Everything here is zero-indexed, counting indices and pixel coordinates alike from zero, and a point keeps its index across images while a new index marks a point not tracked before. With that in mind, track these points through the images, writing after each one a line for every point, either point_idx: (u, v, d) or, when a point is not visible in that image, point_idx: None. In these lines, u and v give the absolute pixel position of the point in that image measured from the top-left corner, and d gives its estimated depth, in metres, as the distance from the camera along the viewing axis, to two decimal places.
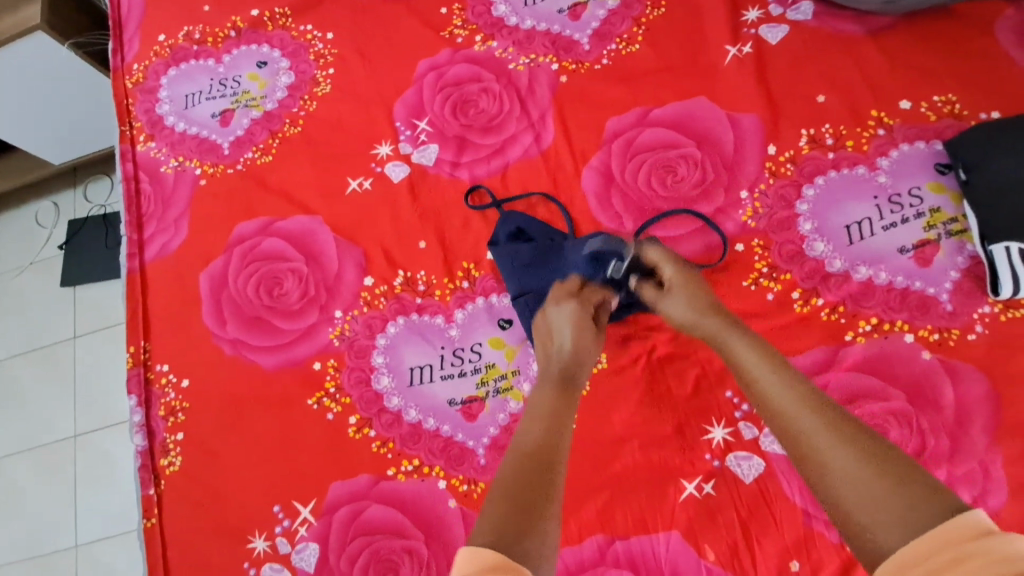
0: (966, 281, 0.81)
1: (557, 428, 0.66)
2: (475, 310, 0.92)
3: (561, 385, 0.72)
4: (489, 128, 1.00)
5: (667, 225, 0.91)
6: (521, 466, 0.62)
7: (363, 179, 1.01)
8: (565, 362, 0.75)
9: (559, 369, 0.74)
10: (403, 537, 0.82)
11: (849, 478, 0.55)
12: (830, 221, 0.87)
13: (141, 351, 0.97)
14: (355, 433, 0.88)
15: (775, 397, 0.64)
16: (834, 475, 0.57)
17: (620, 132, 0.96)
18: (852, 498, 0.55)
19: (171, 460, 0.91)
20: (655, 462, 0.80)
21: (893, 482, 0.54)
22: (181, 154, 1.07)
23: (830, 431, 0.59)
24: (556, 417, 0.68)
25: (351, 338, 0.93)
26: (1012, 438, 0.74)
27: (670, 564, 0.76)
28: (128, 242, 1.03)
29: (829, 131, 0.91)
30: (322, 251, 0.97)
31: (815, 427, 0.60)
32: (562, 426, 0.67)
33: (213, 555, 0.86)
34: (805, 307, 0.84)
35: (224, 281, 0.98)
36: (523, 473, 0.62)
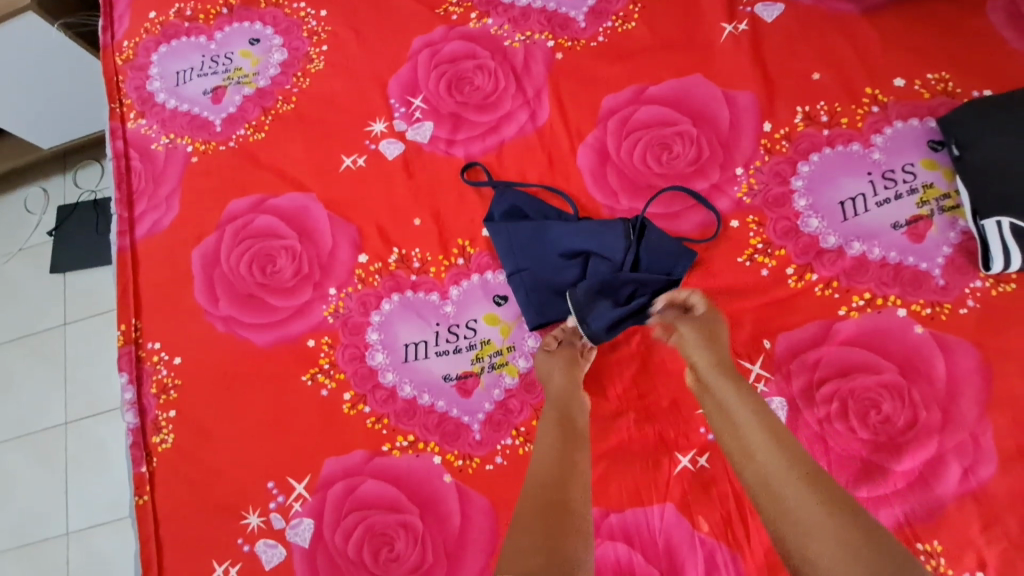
0: (958, 257, 0.82)
1: (563, 468, 0.70)
2: (470, 286, 0.91)
3: (568, 425, 0.76)
4: (484, 105, 0.99)
5: (662, 202, 0.91)
6: (543, 505, 0.66)
7: (357, 156, 1.00)
8: (569, 403, 0.78)
9: (564, 409, 0.77)
10: (398, 512, 0.82)
11: (812, 522, 0.60)
12: (824, 198, 0.87)
13: (132, 329, 0.96)
14: (350, 409, 0.88)
15: (758, 441, 0.68)
16: (793, 516, 0.62)
17: (615, 110, 0.96)
18: (810, 536, 0.60)
19: (163, 438, 0.91)
20: (650, 436, 0.81)
21: (853, 533, 0.58)
22: (172, 131, 1.06)
23: (805, 479, 0.64)
24: (570, 459, 0.72)
25: (345, 315, 0.92)
26: (1001, 409, 0.75)
27: (665, 536, 0.77)
28: (118, 219, 1.02)
29: (824, 108, 0.91)
30: (316, 228, 0.97)
31: (788, 475, 0.65)
32: (576, 467, 0.71)
33: (206, 532, 0.86)
34: (799, 283, 0.84)
35: (216, 259, 0.97)
36: (545, 509, 0.66)
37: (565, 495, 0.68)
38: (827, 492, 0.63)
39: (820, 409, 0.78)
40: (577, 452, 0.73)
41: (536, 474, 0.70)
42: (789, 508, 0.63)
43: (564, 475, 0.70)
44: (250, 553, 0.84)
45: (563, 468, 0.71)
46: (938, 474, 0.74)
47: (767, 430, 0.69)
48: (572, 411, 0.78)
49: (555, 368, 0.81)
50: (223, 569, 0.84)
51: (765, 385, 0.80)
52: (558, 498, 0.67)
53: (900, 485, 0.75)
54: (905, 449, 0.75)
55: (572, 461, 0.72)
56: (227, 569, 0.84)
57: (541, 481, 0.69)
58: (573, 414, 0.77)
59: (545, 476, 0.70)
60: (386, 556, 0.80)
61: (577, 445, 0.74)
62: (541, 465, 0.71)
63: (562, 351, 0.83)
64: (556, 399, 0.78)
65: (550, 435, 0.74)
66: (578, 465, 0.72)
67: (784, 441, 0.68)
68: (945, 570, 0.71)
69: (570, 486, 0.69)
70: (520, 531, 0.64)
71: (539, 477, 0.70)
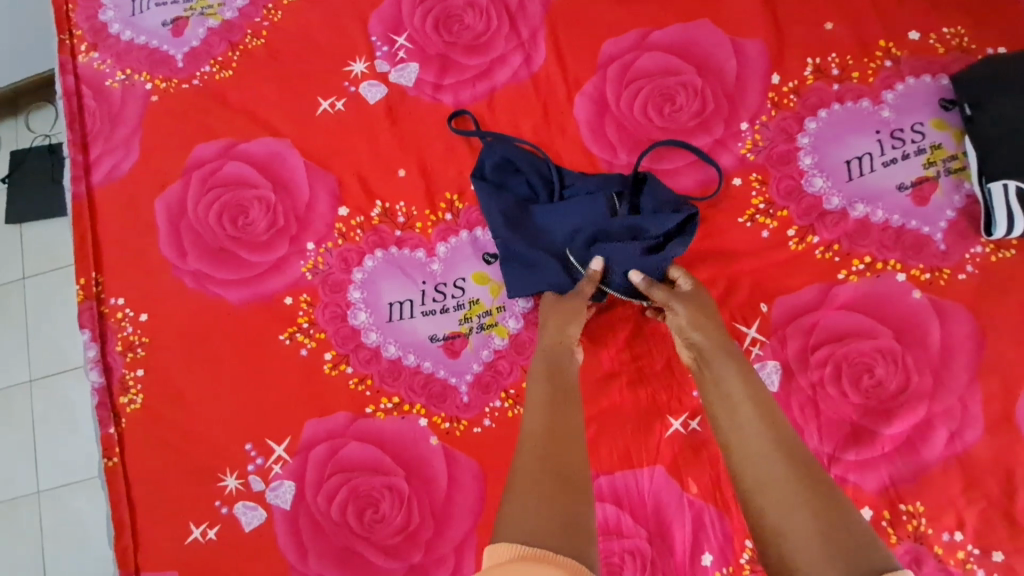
0: (962, 221, 0.80)
1: (555, 426, 0.65)
2: (459, 243, 0.86)
3: (560, 384, 0.71)
4: (475, 47, 0.92)
5: (662, 158, 0.86)
6: (543, 469, 0.61)
7: (336, 100, 0.92)
8: (563, 364, 0.73)
9: (555, 369, 0.72)
10: (382, 474, 0.80)
11: (790, 514, 0.56)
12: (830, 156, 0.83)
13: (93, 284, 0.89)
14: (331, 369, 0.84)
15: (750, 427, 0.64)
16: (769, 507, 0.58)
17: (616, 56, 0.89)
18: (782, 528, 0.56)
19: (132, 399, 0.86)
20: (642, 399, 0.79)
21: (835, 525, 0.54)
22: (129, 66, 0.96)
23: (789, 469, 0.59)
24: (563, 420, 0.66)
25: (325, 272, 0.87)
26: (991, 375, 0.75)
27: (654, 497, 0.76)
28: (72, 163, 0.93)
29: (836, 61, 0.86)
30: (292, 178, 0.90)
31: (774, 465, 0.60)
32: (569, 427, 0.66)
33: (182, 494, 0.83)
34: (800, 245, 0.81)
35: (183, 209, 0.90)
36: (545, 471, 0.60)
37: (565, 457, 0.62)
38: (815, 484, 0.57)
39: (814, 372, 0.77)
40: (570, 412, 0.68)
41: (526, 436, 0.65)
42: (768, 500, 0.58)
43: (559, 436, 0.64)
44: (229, 515, 0.81)
45: (557, 428, 0.65)
46: (925, 438, 0.75)
47: (764, 419, 0.64)
48: (564, 373, 0.72)
49: (556, 324, 0.76)
50: (200, 531, 0.81)
51: (760, 349, 0.79)
52: (558, 461, 0.62)
53: (888, 449, 0.75)
54: (895, 413, 0.75)
55: (566, 422, 0.66)
56: (205, 531, 0.81)
57: (533, 444, 0.63)
58: (567, 375, 0.72)
59: (537, 439, 0.64)
60: (371, 518, 0.78)
61: (570, 406, 0.69)
62: (532, 428, 0.66)
63: (571, 301, 0.77)
64: (546, 361, 0.73)
65: (539, 397, 0.69)
66: (574, 426, 0.66)
67: (783, 429, 0.63)
68: (925, 529, 0.73)
69: (567, 447, 0.63)
70: (520, 496, 0.58)
71: (530, 440, 0.64)
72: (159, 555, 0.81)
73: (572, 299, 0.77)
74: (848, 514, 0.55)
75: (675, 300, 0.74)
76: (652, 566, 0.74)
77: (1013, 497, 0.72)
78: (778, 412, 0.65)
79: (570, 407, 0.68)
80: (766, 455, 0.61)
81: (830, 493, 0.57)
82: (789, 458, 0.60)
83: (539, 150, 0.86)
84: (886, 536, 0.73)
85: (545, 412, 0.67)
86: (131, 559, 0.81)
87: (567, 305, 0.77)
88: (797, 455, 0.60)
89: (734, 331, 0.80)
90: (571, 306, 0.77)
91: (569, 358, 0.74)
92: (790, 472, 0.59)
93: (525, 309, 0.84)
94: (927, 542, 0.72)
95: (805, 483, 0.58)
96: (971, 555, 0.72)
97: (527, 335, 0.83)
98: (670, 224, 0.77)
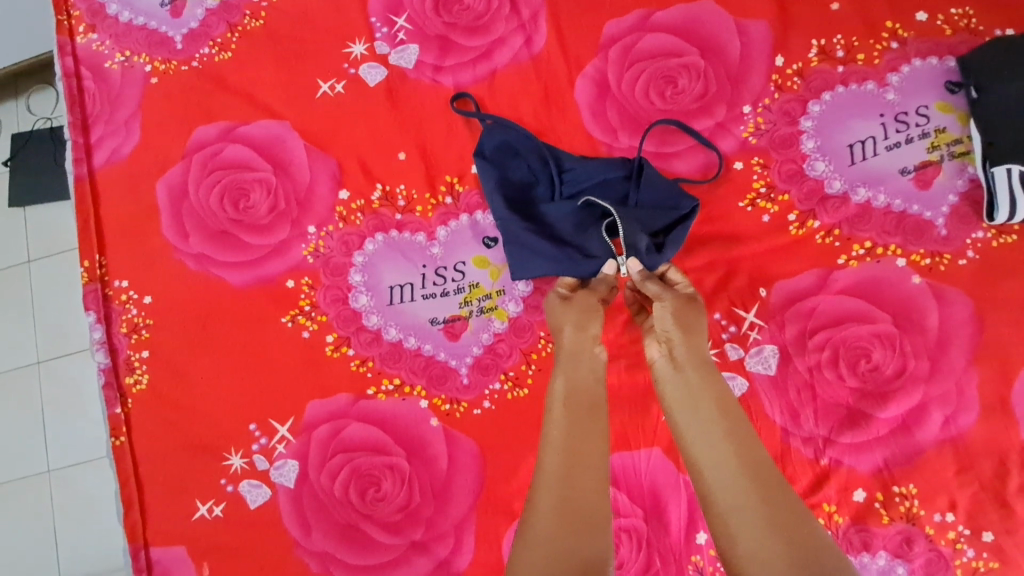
0: (964, 206, 0.80)
1: (573, 452, 0.64)
2: (459, 227, 0.87)
3: (580, 402, 0.68)
4: (475, 28, 0.91)
5: (663, 141, 0.85)
6: (558, 510, 0.61)
7: (336, 82, 0.91)
8: (581, 375, 0.70)
9: (575, 385, 0.70)
10: (384, 454, 0.81)
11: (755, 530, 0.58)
12: (833, 140, 0.83)
13: (97, 266, 0.90)
14: (333, 351, 0.85)
15: (719, 439, 0.64)
16: (735, 521, 0.59)
17: (618, 38, 0.88)
18: (749, 542, 0.58)
19: (138, 379, 0.87)
20: (640, 381, 0.80)
21: (795, 540, 0.57)
22: (127, 47, 0.95)
23: (754, 483, 0.61)
24: (583, 450, 0.65)
25: (326, 256, 0.87)
26: (988, 360, 0.76)
27: (650, 479, 0.78)
28: (73, 146, 0.93)
29: (841, 42, 0.85)
30: (292, 161, 0.90)
31: (743, 482, 0.61)
32: (587, 458, 0.64)
33: (188, 472, 0.85)
34: (801, 230, 0.81)
35: (184, 192, 0.90)
36: (562, 511, 0.61)
37: (582, 496, 0.62)
38: (779, 500, 0.60)
39: (811, 356, 0.78)
40: (593, 439, 0.66)
41: (544, 469, 0.64)
42: (736, 515, 0.59)
43: (576, 471, 0.63)
44: (234, 493, 0.83)
45: (575, 461, 0.64)
46: (920, 421, 0.75)
47: (730, 431, 0.64)
48: (585, 386, 0.70)
49: (574, 326, 0.73)
50: (207, 508, 0.83)
51: (758, 333, 0.79)
52: (573, 500, 0.62)
53: (883, 432, 0.76)
54: (892, 397, 0.76)
55: (588, 453, 0.65)
56: (211, 508, 0.83)
57: (551, 480, 0.63)
58: (589, 387, 0.70)
59: (554, 474, 0.63)
60: (373, 496, 0.80)
61: (593, 431, 0.67)
62: (549, 459, 0.64)
63: (585, 298, 0.75)
64: (565, 375, 0.70)
65: (561, 420, 0.67)
66: (598, 459, 0.65)
67: (749, 443, 0.64)
68: (917, 510, 0.74)
69: (585, 482, 0.63)
70: (533, 539, 0.60)
71: (548, 474, 0.63)
72: (167, 531, 0.84)
73: (587, 296, 0.75)
74: (808, 532, 0.57)
75: (666, 293, 0.73)
76: (648, 544, 0.76)
77: (1006, 480, 0.73)
78: (744, 422, 0.65)
79: (593, 431, 0.66)
80: (735, 471, 0.62)
81: (791, 509, 0.59)
82: (756, 477, 0.61)
83: (538, 138, 0.86)
84: (878, 517, 0.74)
85: (565, 442, 0.65)
86: (140, 535, 0.84)
87: (582, 303, 0.75)
88: (762, 471, 0.62)
89: (732, 315, 0.80)
90: (588, 304, 0.75)
91: (591, 359, 0.72)
92: (757, 490, 0.60)
93: (524, 293, 0.84)
94: (919, 523, 0.73)
95: (769, 500, 0.60)
96: (962, 536, 0.73)
97: (527, 319, 0.83)
98: (664, 221, 0.78)
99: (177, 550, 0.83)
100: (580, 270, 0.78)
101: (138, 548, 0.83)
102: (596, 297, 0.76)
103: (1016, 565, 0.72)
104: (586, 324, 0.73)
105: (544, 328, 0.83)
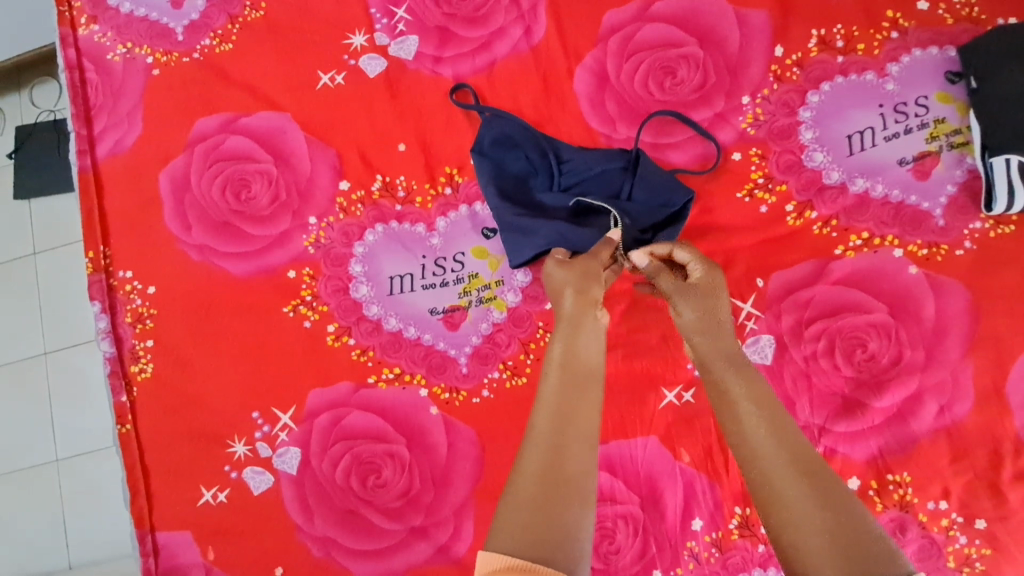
0: (962, 196, 0.80)
1: (564, 421, 0.61)
2: (458, 218, 0.87)
3: (574, 370, 0.65)
4: (475, 19, 0.91)
5: (661, 132, 0.86)
6: (544, 477, 0.58)
7: (336, 74, 0.92)
8: (580, 343, 0.68)
9: (573, 352, 0.67)
10: (384, 441, 0.82)
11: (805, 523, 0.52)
12: (831, 130, 0.83)
13: (101, 257, 0.91)
14: (334, 341, 0.86)
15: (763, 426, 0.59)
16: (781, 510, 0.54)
17: (617, 28, 0.88)
18: (793, 533, 0.53)
19: (143, 367, 0.89)
20: (638, 371, 0.81)
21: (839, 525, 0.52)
22: (129, 39, 0.95)
23: (794, 465, 0.56)
24: (574, 419, 0.62)
25: (327, 246, 0.88)
26: (984, 349, 0.76)
27: (647, 466, 0.79)
28: (77, 137, 0.94)
29: (841, 32, 0.85)
30: (293, 152, 0.90)
31: (785, 470, 0.56)
32: (578, 428, 0.61)
33: (192, 459, 0.86)
34: (798, 221, 0.81)
35: (187, 184, 0.91)
36: (546, 477, 0.58)
37: (569, 465, 0.59)
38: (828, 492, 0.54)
39: (807, 346, 0.78)
40: (587, 409, 0.63)
41: (535, 433, 0.61)
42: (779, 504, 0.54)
43: (566, 440, 0.60)
44: (238, 480, 0.85)
45: (566, 428, 0.61)
46: (915, 410, 0.76)
47: (770, 414, 0.60)
48: (584, 354, 0.67)
49: (576, 291, 0.70)
50: (212, 494, 0.85)
51: (755, 323, 0.80)
52: (561, 471, 0.58)
53: (878, 421, 0.76)
54: (887, 386, 0.77)
55: (578, 424, 0.62)
56: (215, 494, 0.85)
57: (540, 447, 0.60)
58: (586, 356, 0.67)
59: (544, 441, 0.60)
60: (374, 483, 0.82)
61: (588, 400, 0.64)
62: (541, 425, 0.61)
63: (587, 263, 0.72)
64: (565, 342, 0.67)
65: (554, 388, 0.64)
66: (589, 430, 0.62)
67: (789, 428, 0.59)
68: (911, 498, 0.74)
69: (573, 453, 0.60)
70: (513, 509, 0.56)
71: (537, 442, 0.60)
72: (172, 516, 0.85)
73: (590, 261, 0.72)
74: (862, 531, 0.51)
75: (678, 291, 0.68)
76: (644, 530, 0.77)
77: (999, 468, 0.74)
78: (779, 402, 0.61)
79: (589, 400, 0.64)
80: (775, 455, 0.57)
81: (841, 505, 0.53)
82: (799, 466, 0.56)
83: (536, 129, 0.87)
84: (872, 504, 0.75)
85: (557, 409, 0.62)
86: (146, 519, 0.85)
87: (585, 268, 0.72)
88: (806, 459, 0.56)
89: (729, 306, 0.81)
90: (589, 269, 0.72)
91: (592, 325, 0.69)
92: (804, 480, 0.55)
93: (523, 284, 0.85)
94: (912, 511, 0.74)
95: (815, 489, 0.54)
96: (955, 523, 0.74)
97: (525, 309, 0.84)
98: (658, 217, 0.80)
99: (183, 535, 0.85)
100: (575, 245, 0.78)
101: (144, 533, 0.85)
102: (598, 263, 0.73)
103: (1008, 552, 0.73)
104: (587, 288, 0.70)
105: (543, 318, 0.83)
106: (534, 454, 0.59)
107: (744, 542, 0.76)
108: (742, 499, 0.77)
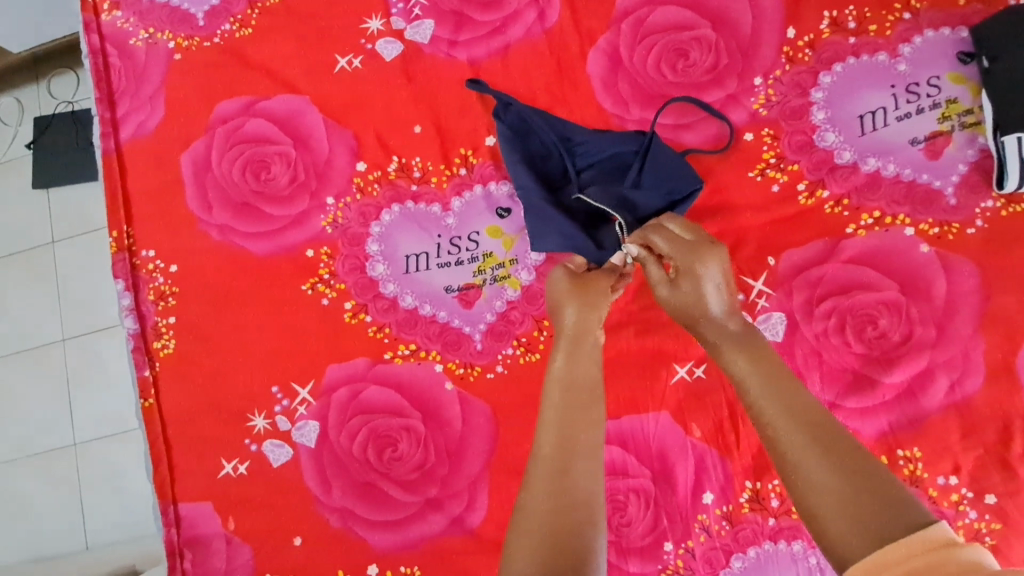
0: (974, 175, 0.80)
1: (569, 436, 0.64)
2: (472, 198, 0.89)
3: (577, 389, 0.68)
4: (489, 3, 0.92)
5: (674, 114, 0.87)
6: (553, 493, 0.61)
7: (353, 58, 0.93)
8: (581, 361, 0.70)
9: (575, 370, 0.70)
10: (400, 416, 0.84)
11: (824, 489, 0.52)
12: (843, 110, 0.84)
13: (125, 237, 0.94)
14: (352, 318, 0.88)
15: (769, 397, 0.59)
16: (801, 475, 0.54)
17: (630, 11, 0.89)
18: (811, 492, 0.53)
19: (165, 343, 0.91)
20: (650, 348, 0.82)
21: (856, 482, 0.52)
22: (151, 25, 0.98)
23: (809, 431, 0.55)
24: (577, 437, 0.65)
25: (345, 226, 0.90)
26: (994, 327, 0.77)
27: (659, 440, 0.80)
28: (100, 121, 0.96)
29: (853, 14, 0.85)
30: (310, 134, 0.92)
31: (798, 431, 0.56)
32: (582, 448, 0.64)
33: (212, 433, 0.88)
34: (810, 200, 0.82)
35: (208, 165, 0.93)
36: (553, 496, 0.60)
37: (577, 482, 0.62)
38: (845, 455, 0.53)
39: (819, 324, 0.79)
40: (589, 424, 0.66)
41: (540, 450, 0.64)
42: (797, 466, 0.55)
43: (571, 459, 0.63)
44: (258, 452, 0.87)
45: (570, 447, 0.64)
46: (925, 386, 0.77)
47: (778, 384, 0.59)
48: (586, 372, 0.70)
49: (578, 309, 0.74)
50: (232, 466, 0.87)
51: (766, 301, 0.81)
52: (568, 489, 0.61)
53: (888, 397, 0.77)
54: (897, 363, 0.77)
55: (582, 443, 0.64)
56: (236, 466, 0.87)
57: (545, 463, 0.63)
58: (588, 374, 0.70)
59: (549, 456, 0.63)
60: (390, 456, 0.83)
61: (593, 416, 0.66)
62: (545, 443, 0.64)
63: (593, 285, 0.75)
64: (565, 358, 0.71)
65: (556, 403, 0.67)
66: (591, 449, 0.64)
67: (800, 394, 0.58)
68: (921, 473, 0.75)
69: (580, 471, 0.63)
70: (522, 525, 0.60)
71: (542, 459, 0.63)
72: (194, 487, 0.88)
73: (591, 280, 0.75)
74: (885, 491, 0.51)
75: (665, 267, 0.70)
76: (655, 503, 0.79)
77: (1009, 444, 0.75)
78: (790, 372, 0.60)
79: (590, 418, 0.66)
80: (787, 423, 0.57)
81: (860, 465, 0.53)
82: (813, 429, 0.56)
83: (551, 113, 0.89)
84: None
85: (560, 425, 0.65)
86: (168, 491, 0.88)
87: (585, 287, 0.75)
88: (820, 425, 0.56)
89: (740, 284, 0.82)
90: (591, 288, 0.75)
91: (592, 344, 0.72)
92: (821, 447, 0.54)
93: (537, 262, 0.86)
94: (922, 485, 0.75)
95: (828, 448, 0.54)
96: (964, 498, 0.74)
97: (539, 288, 0.85)
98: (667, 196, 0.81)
99: (204, 506, 0.87)
100: (589, 256, 0.80)
101: (167, 504, 0.87)
102: (604, 283, 0.76)
103: (1018, 527, 0.73)
104: (587, 308, 0.74)
105: None
106: (539, 473, 0.62)
107: (755, 515, 0.77)
108: (752, 473, 0.78)
